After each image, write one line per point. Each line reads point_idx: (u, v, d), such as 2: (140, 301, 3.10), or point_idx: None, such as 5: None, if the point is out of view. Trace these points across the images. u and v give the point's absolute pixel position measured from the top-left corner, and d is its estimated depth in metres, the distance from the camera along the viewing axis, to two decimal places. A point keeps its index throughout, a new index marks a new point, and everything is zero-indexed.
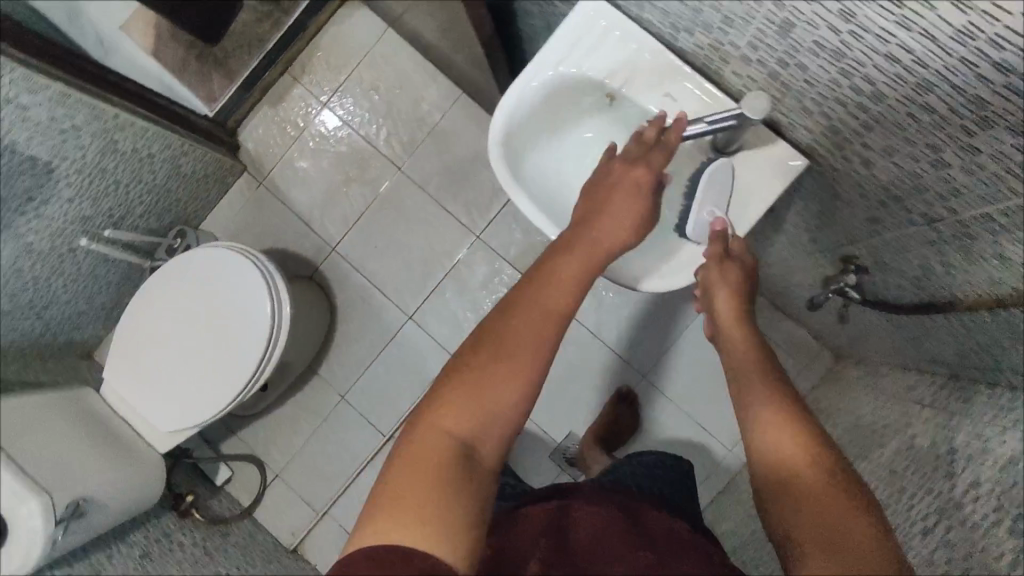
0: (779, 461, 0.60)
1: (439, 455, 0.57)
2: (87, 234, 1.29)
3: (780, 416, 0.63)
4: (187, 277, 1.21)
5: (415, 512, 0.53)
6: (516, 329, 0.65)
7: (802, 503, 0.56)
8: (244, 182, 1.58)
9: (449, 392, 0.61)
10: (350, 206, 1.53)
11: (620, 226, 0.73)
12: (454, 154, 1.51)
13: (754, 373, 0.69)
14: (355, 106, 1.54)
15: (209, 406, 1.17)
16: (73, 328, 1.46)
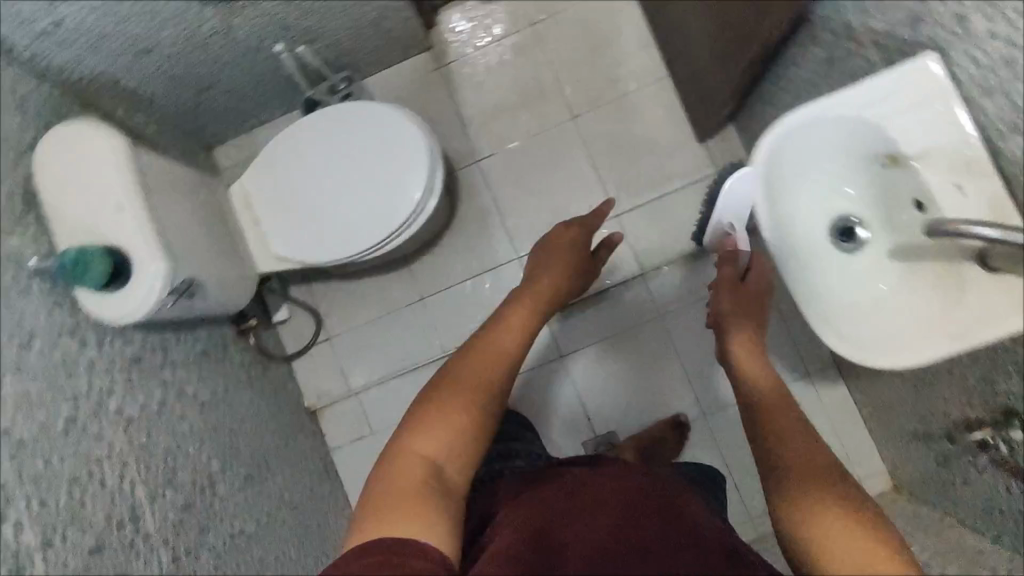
0: (798, 500, 0.63)
1: (418, 473, 0.65)
2: (283, 41, 1.30)
3: (802, 459, 0.67)
4: (362, 125, 1.20)
5: (410, 518, 0.60)
6: (483, 367, 0.77)
7: (825, 538, 0.59)
8: (423, 59, 1.55)
9: (419, 420, 0.69)
10: (511, 129, 1.52)
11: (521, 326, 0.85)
12: (629, 128, 1.49)
13: (780, 425, 0.74)
14: (560, 39, 1.52)
15: (326, 252, 1.19)
16: (216, 117, 1.48)
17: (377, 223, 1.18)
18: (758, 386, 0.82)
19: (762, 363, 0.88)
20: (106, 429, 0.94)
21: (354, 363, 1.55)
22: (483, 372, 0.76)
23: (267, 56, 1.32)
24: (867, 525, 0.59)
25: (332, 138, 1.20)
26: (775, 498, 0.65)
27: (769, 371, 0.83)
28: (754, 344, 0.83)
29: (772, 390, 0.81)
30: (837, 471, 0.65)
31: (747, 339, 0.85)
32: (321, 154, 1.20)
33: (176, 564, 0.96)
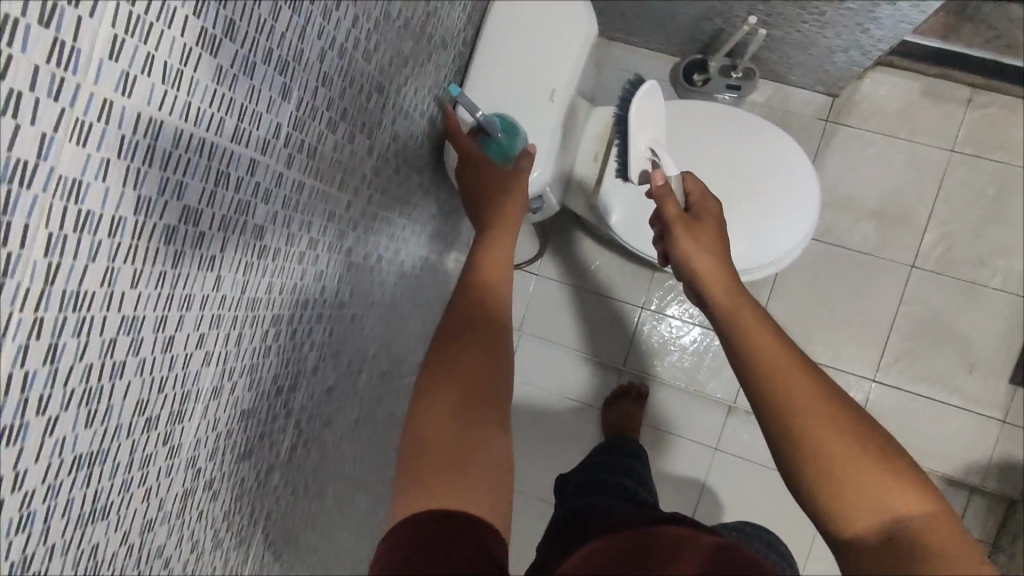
0: (795, 425, 0.52)
1: (433, 424, 0.53)
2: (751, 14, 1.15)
3: (765, 352, 0.57)
4: (765, 170, 1.05)
5: (439, 475, 0.49)
6: (478, 300, 0.67)
7: (849, 495, 0.49)
8: (821, 103, 1.38)
9: (433, 373, 0.57)
10: (847, 230, 1.37)
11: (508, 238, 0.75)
12: (955, 317, 1.34)
13: (740, 323, 0.61)
14: (962, 186, 1.34)
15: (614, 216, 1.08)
16: (603, 16, 1.34)
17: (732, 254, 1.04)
18: (692, 256, 0.70)
19: (711, 245, 0.71)
20: (389, 277, 0.88)
21: (541, 315, 1.45)
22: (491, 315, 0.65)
23: (716, 8, 1.17)
24: (905, 476, 0.48)
25: (730, 145, 1.05)
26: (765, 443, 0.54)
27: (704, 245, 0.70)
28: (705, 240, 0.71)
29: (711, 267, 0.68)
30: (823, 382, 0.54)
31: (692, 234, 0.71)
32: (712, 151, 1.05)
33: (357, 426, 0.92)
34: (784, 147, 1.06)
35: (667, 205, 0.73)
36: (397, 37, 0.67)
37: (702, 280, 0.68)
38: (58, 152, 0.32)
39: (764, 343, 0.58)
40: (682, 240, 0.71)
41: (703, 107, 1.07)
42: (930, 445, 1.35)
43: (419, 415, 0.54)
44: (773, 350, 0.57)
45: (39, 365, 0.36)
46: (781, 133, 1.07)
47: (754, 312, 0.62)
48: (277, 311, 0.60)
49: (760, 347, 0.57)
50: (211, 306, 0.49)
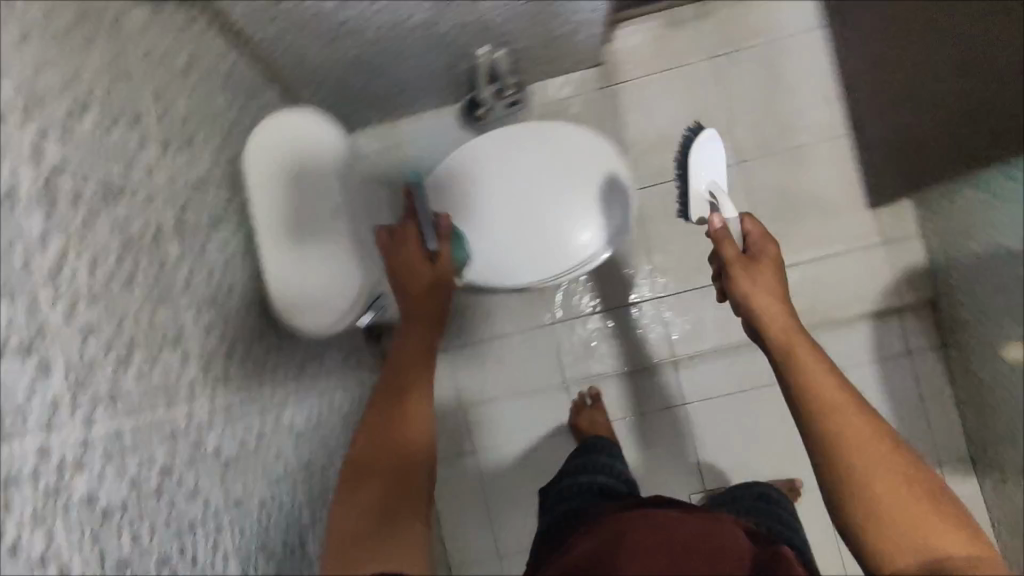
0: (851, 452, 0.67)
1: (356, 523, 0.67)
2: (484, 45, 1.25)
3: (823, 387, 0.71)
4: (543, 148, 1.13)
5: (358, 556, 0.64)
6: (380, 426, 0.75)
7: (883, 507, 0.65)
8: (590, 77, 1.49)
9: (350, 480, 0.71)
10: (673, 164, 1.46)
11: (418, 334, 0.86)
12: (800, 184, 1.45)
13: (805, 363, 0.73)
14: (738, 78, 1.47)
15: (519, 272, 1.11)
16: (368, 106, 1.40)
17: (597, 221, 1.11)
18: (758, 299, 0.76)
19: (780, 299, 0.77)
20: (281, 448, 0.87)
21: (471, 382, 1.45)
22: (419, 407, 0.78)
23: (453, 53, 1.24)
24: (933, 501, 0.65)
25: (505, 160, 1.13)
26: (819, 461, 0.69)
27: (767, 292, 0.77)
28: (764, 280, 0.77)
29: (769, 299, 0.76)
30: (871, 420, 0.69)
31: (758, 273, 0.78)
32: (500, 173, 1.13)
33: None
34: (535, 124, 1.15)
35: (727, 249, 0.79)
36: (153, 250, 0.68)
37: (762, 324, 0.76)
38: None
39: (861, 416, 0.69)
40: (739, 279, 0.78)
41: (465, 156, 1.14)
42: (847, 298, 1.42)
43: (356, 514, 0.68)
44: (845, 402, 0.70)
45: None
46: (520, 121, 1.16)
47: (814, 352, 0.74)
48: (159, 555, 0.59)
49: (818, 383, 0.71)
50: None
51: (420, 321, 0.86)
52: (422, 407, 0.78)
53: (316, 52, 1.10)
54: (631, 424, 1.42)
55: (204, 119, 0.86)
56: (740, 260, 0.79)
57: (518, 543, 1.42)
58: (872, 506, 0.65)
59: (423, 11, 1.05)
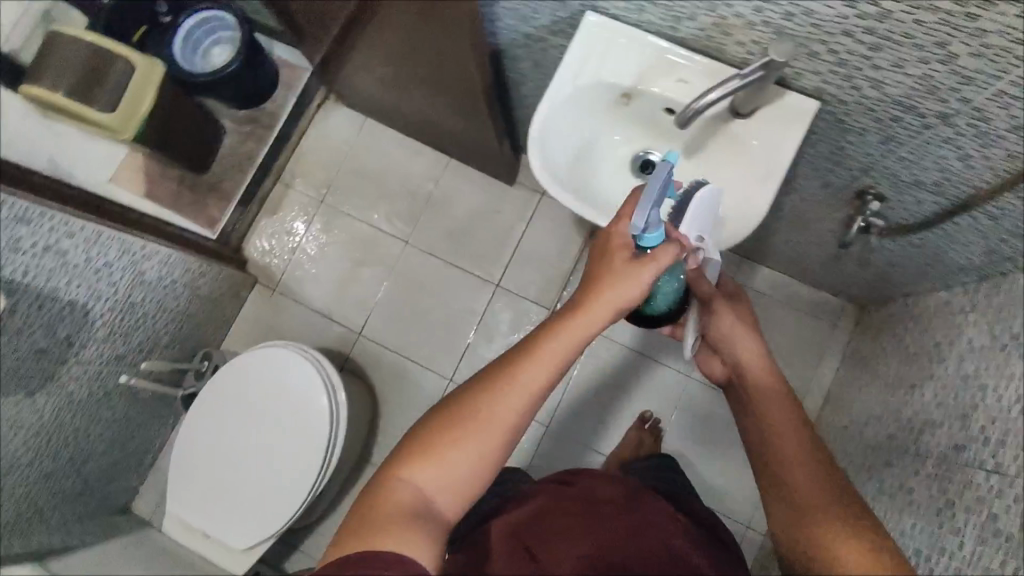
0: (797, 464, 0.67)
1: (415, 502, 0.62)
2: (125, 371, 1.28)
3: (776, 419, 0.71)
4: (235, 398, 1.19)
5: (379, 522, 0.60)
6: (479, 405, 0.63)
7: (822, 526, 0.63)
8: (257, 293, 1.59)
9: (417, 449, 0.63)
10: (367, 289, 1.57)
11: (743, 323, 0.79)
12: (454, 217, 1.57)
13: (762, 390, 0.74)
14: (348, 198, 1.61)
15: (286, 508, 1.15)
16: (110, 480, 1.40)
17: (312, 415, 1.17)
18: (724, 326, 0.79)
19: (751, 336, 0.78)
20: None
21: None
22: (499, 405, 0.63)
23: (119, 395, 1.30)
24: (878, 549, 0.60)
25: (216, 430, 1.19)
26: (762, 480, 0.70)
27: (739, 325, 0.79)
28: (742, 321, 0.79)
29: (737, 328, 0.78)
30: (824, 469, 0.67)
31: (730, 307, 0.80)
32: (220, 443, 1.18)
33: None
34: (215, 383, 1.21)
35: (701, 288, 0.80)
36: None
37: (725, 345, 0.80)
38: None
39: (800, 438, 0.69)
40: (723, 315, 0.79)
41: (184, 453, 1.19)
42: None
43: (420, 488, 0.62)
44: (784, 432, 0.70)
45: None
46: (206, 386, 1.22)
47: (773, 378, 0.75)
48: None
49: (768, 401, 0.73)
50: None
51: (563, 321, 0.66)
52: (483, 440, 0.63)
53: None
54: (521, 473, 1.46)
55: None
56: (715, 297, 0.80)
57: None
58: (814, 538, 0.63)
59: (48, 401, 1.11)
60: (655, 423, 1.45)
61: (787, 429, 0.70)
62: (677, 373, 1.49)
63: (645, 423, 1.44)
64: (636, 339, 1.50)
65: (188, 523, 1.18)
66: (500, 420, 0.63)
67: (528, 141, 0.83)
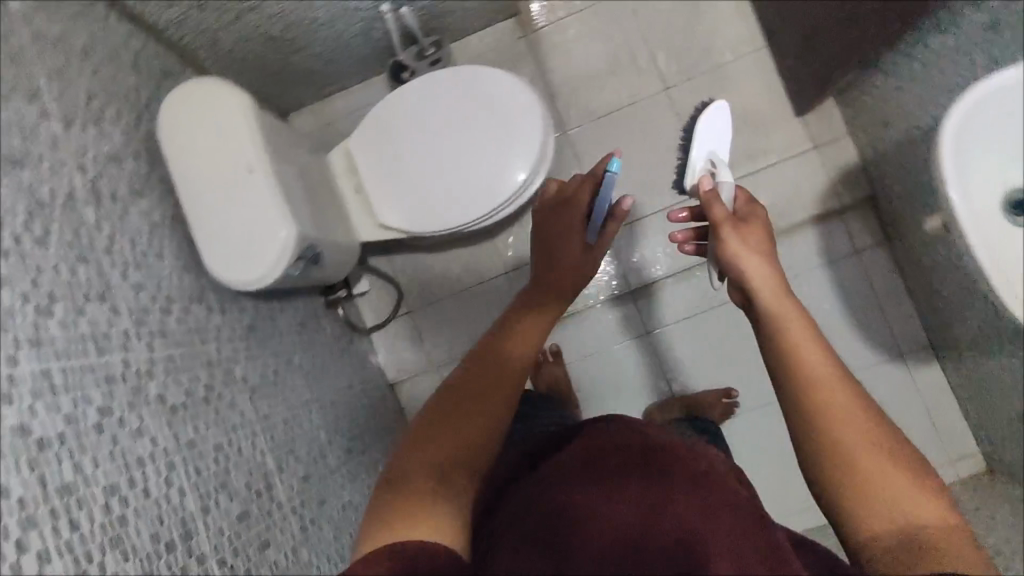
0: (816, 395, 0.64)
1: (433, 471, 0.63)
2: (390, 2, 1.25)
3: (798, 348, 0.68)
4: (463, 101, 1.15)
5: (412, 502, 0.59)
6: (473, 391, 0.71)
7: (860, 461, 0.59)
8: (509, 25, 1.51)
9: (422, 432, 0.67)
10: (603, 100, 1.49)
11: (762, 261, 0.78)
12: (724, 103, 1.46)
13: (778, 313, 0.72)
14: (653, 7, 1.48)
15: (428, 223, 1.15)
16: (297, 82, 1.42)
17: (506, 172, 1.13)
18: (744, 263, 0.78)
19: (762, 261, 0.78)
20: (234, 396, 0.91)
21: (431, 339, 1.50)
22: (496, 377, 0.74)
23: (365, 17, 1.27)
24: (901, 480, 0.58)
25: (429, 112, 1.15)
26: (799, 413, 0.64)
27: (749, 248, 0.79)
28: (757, 247, 0.79)
29: (774, 270, 0.77)
30: (853, 389, 0.64)
31: (740, 242, 0.80)
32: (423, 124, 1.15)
33: (307, 534, 0.95)
34: (460, 74, 1.16)
35: (711, 211, 0.84)
36: (66, 215, 0.72)
37: (749, 278, 0.76)
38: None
39: (834, 376, 0.65)
40: (736, 236, 0.80)
41: (393, 105, 1.16)
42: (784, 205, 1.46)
43: (436, 461, 0.64)
44: (833, 380, 0.64)
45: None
46: (451, 68, 1.17)
47: (796, 312, 0.72)
48: (108, 480, 0.63)
49: (797, 345, 0.68)
50: (12, 513, 0.52)
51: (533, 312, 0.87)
52: (490, 405, 0.70)
53: (228, 34, 1.16)
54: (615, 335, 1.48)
55: (118, 98, 0.91)
56: (731, 218, 0.82)
57: None
58: (846, 466, 0.60)
59: None
60: (734, 404, 1.42)
61: (827, 376, 0.65)
62: None
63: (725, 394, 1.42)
64: None
65: (351, 159, 1.18)
66: (498, 381, 0.73)
67: (947, 109, 0.90)
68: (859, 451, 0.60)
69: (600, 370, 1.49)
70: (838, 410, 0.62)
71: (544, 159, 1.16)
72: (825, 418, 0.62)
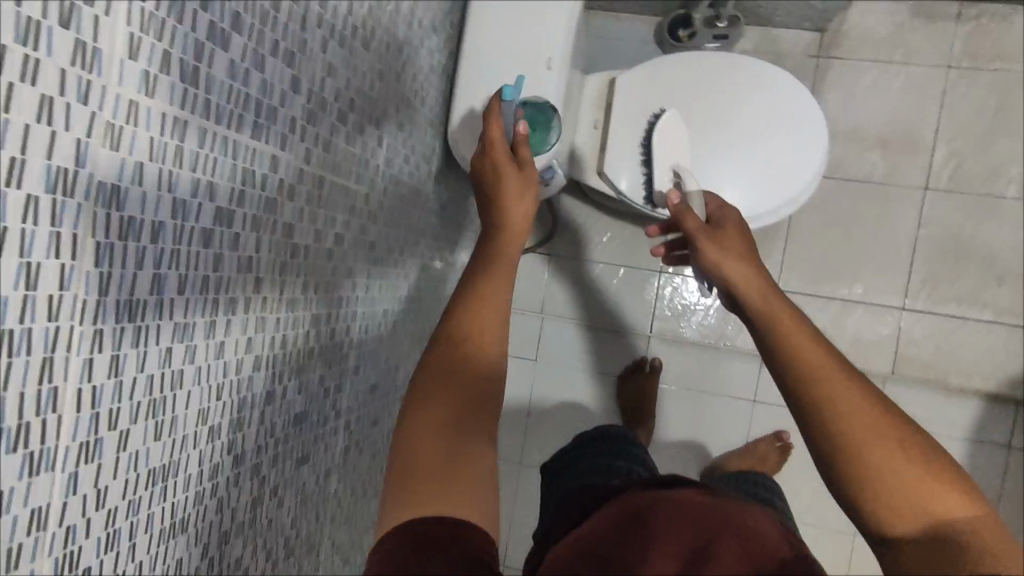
0: (835, 418, 0.49)
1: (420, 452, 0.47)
2: None
3: (813, 368, 0.51)
4: (754, 104, 1.04)
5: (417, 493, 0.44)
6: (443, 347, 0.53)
7: (878, 470, 0.47)
8: (809, 38, 1.36)
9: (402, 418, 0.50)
10: (855, 164, 1.36)
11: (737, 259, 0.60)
12: (973, 234, 1.32)
13: (774, 319, 0.54)
14: (964, 100, 1.32)
15: (643, 195, 1.07)
16: None
17: (748, 194, 1.03)
18: (718, 268, 0.60)
19: (739, 258, 0.60)
20: (410, 269, 0.87)
21: (558, 293, 1.41)
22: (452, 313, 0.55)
23: None
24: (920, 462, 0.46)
25: (715, 92, 1.05)
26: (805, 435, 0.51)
27: (725, 255, 0.60)
28: (729, 245, 0.61)
29: (737, 261, 0.59)
30: (862, 385, 0.49)
31: (720, 259, 0.60)
32: (700, 101, 1.05)
33: None
34: (769, 76, 1.05)
35: (683, 224, 0.64)
36: (389, 23, 0.66)
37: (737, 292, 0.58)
38: (38, 74, 0.28)
39: (847, 381, 0.50)
40: (712, 252, 0.61)
41: (685, 64, 1.06)
42: (968, 364, 1.33)
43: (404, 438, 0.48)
44: (831, 372, 0.50)
45: (75, 412, 0.34)
46: (765, 65, 1.05)
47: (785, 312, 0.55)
48: (315, 311, 0.60)
49: (806, 369, 0.51)
50: (255, 310, 0.49)
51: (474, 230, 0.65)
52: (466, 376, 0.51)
53: None
54: (726, 388, 1.38)
55: None
56: (702, 229, 0.63)
57: (536, 456, 1.41)
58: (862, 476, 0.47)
59: None
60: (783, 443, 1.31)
61: (823, 369, 0.51)
62: None
63: (777, 441, 1.31)
64: None
65: (614, 90, 1.09)
66: (506, 275, 0.58)
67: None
68: (882, 445, 0.47)
69: (697, 413, 1.39)
70: (843, 415, 0.48)
71: (790, 204, 1.06)
72: (827, 420, 0.49)
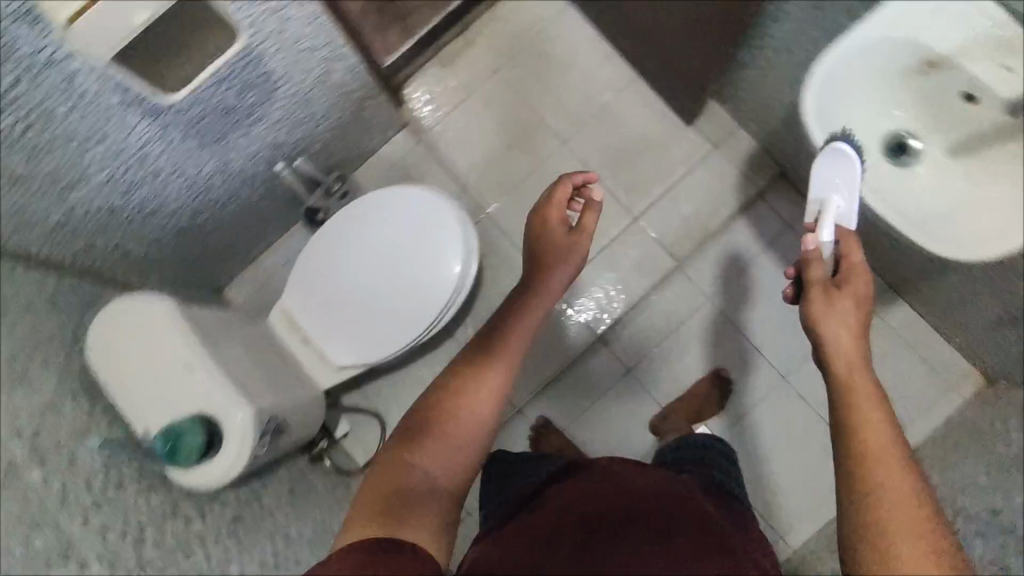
0: (869, 457, 0.61)
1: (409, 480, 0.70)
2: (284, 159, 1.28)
3: (863, 416, 0.63)
4: (379, 224, 1.15)
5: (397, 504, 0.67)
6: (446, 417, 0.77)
7: (885, 511, 0.58)
8: (401, 138, 1.57)
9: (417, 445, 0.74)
10: (511, 174, 1.54)
11: (844, 323, 0.70)
12: (620, 137, 1.52)
13: (852, 374, 0.66)
14: (524, 77, 1.56)
15: (379, 352, 1.13)
16: (218, 261, 1.43)
17: (437, 278, 1.11)
18: (843, 310, 0.71)
19: (847, 315, 0.71)
20: None
21: None
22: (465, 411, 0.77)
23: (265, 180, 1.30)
24: (922, 521, 0.57)
25: (350, 245, 1.15)
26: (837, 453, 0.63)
27: (834, 318, 0.70)
28: (843, 305, 0.71)
29: (852, 316, 0.70)
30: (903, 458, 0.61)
31: (828, 309, 0.71)
32: (347, 259, 1.15)
33: None
34: (371, 199, 1.17)
35: (809, 274, 0.75)
36: None
37: (829, 352, 0.69)
38: None
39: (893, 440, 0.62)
40: (819, 301, 0.72)
41: (316, 248, 1.18)
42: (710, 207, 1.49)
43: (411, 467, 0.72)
44: (880, 426, 0.62)
45: None
46: (362, 196, 1.17)
47: (865, 377, 0.66)
48: None
49: (868, 416, 0.63)
50: None
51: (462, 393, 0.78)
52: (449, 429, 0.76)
53: (138, 246, 1.16)
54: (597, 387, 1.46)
55: (38, 351, 0.90)
56: (821, 285, 0.73)
57: None
58: (877, 509, 0.58)
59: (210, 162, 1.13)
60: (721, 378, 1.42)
61: (878, 431, 0.62)
62: (778, 373, 1.44)
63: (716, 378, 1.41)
64: (750, 322, 1.45)
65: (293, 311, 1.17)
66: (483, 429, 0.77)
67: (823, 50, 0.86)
68: (904, 502, 0.58)
69: (599, 424, 1.45)
70: (881, 466, 0.60)
71: (473, 252, 1.15)
72: (865, 468, 0.60)
